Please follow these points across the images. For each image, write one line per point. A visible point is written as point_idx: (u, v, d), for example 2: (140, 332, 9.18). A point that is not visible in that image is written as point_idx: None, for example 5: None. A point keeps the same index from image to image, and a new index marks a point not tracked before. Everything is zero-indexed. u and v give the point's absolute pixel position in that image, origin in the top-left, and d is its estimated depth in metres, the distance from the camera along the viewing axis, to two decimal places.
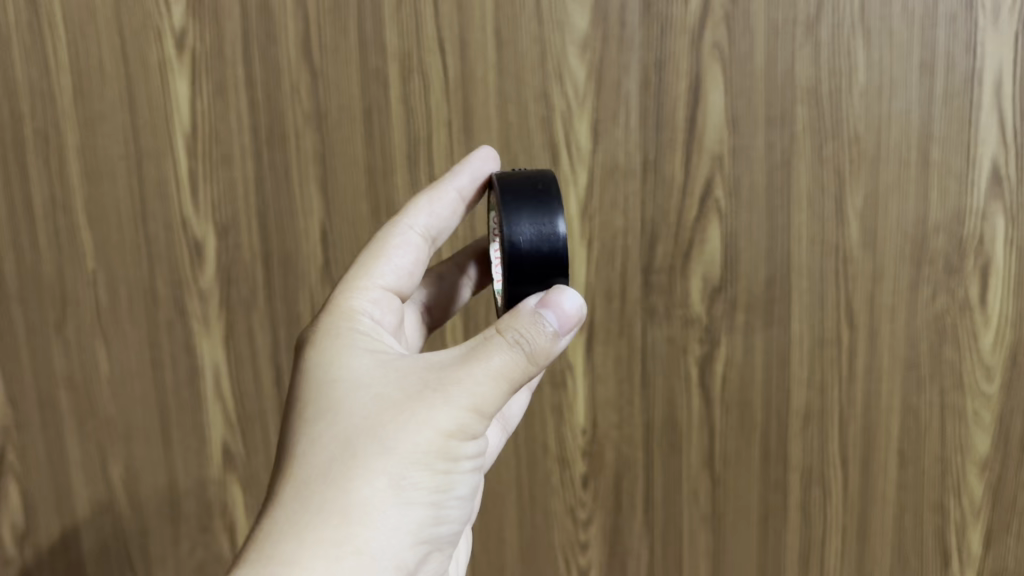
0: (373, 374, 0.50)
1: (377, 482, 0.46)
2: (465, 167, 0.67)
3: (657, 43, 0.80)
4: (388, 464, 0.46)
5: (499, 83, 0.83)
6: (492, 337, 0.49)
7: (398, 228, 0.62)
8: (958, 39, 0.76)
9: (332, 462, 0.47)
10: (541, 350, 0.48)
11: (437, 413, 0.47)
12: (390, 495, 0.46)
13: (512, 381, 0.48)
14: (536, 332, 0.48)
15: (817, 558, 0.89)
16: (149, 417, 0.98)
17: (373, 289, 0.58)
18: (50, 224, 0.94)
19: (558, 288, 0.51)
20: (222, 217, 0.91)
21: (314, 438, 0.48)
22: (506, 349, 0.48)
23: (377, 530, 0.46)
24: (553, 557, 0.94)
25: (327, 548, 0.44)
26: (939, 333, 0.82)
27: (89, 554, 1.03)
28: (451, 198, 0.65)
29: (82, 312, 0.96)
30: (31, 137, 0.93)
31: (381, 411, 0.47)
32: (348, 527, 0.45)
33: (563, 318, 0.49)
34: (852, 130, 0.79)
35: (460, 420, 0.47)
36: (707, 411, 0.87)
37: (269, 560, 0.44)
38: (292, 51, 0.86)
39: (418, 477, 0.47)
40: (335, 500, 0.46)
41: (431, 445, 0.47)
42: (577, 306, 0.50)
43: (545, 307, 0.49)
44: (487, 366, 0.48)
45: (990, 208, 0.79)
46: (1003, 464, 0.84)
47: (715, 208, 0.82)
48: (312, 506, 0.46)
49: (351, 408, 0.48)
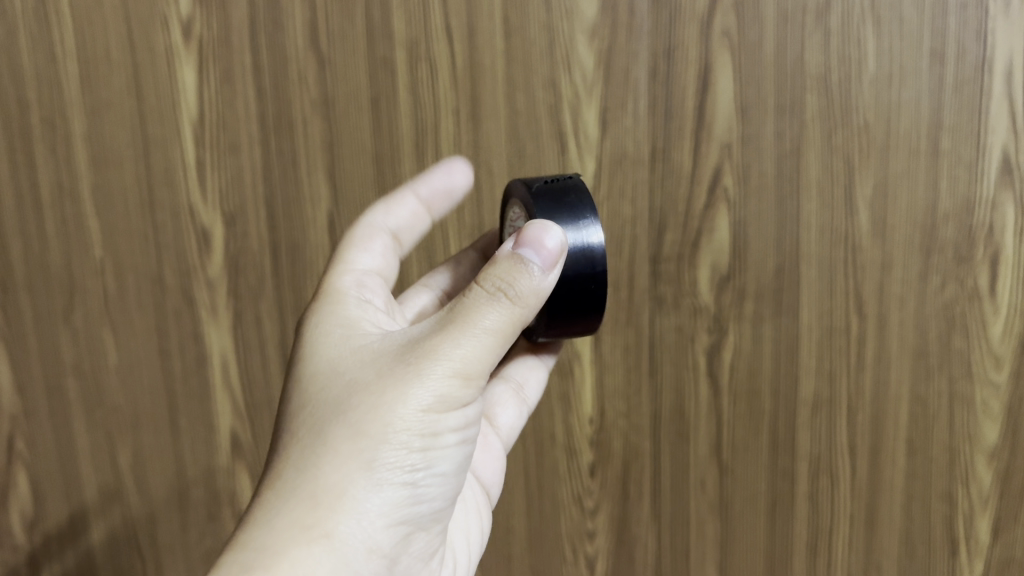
0: (350, 357, 0.53)
1: (348, 464, 0.48)
2: (430, 174, 0.73)
3: (666, 31, 0.79)
4: (358, 445, 0.48)
5: (508, 71, 0.83)
6: (469, 290, 0.51)
7: (362, 226, 0.68)
8: (969, 26, 0.75)
9: (306, 447, 0.49)
10: (524, 292, 0.50)
11: (409, 389, 0.49)
12: (362, 476, 0.48)
13: (494, 343, 0.50)
14: (519, 276, 0.50)
15: (825, 547, 0.89)
16: (157, 406, 0.99)
17: (355, 272, 0.64)
18: (57, 212, 0.95)
19: (539, 224, 0.52)
20: (229, 205, 0.91)
21: (294, 425, 0.51)
22: (479, 314, 0.50)
23: (349, 514, 0.48)
24: (560, 545, 0.94)
25: (301, 532, 0.46)
26: (948, 322, 0.81)
27: (98, 541, 1.04)
28: (412, 198, 0.71)
29: (90, 300, 0.97)
30: (38, 125, 0.93)
31: (354, 393, 0.50)
32: (318, 511, 0.47)
33: (543, 254, 0.51)
34: (862, 118, 0.78)
35: (431, 397, 0.49)
36: (715, 400, 0.87)
37: (244, 547, 0.46)
38: (299, 39, 0.85)
39: (389, 456, 0.49)
40: (307, 485, 0.48)
41: (403, 421, 0.49)
42: (560, 244, 0.52)
43: (523, 247, 0.51)
44: (471, 333, 0.50)
45: (999, 197, 0.78)
46: (1012, 454, 0.83)
47: (724, 196, 0.82)
48: (286, 491, 0.48)
49: (328, 392, 0.51)
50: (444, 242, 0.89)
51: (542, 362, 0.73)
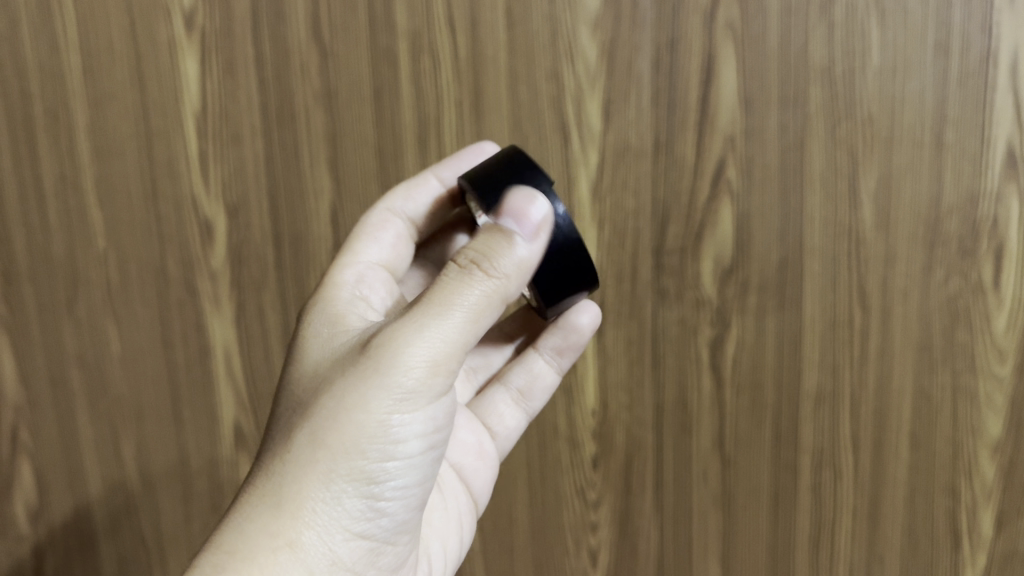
0: (324, 361, 0.55)
1: (308, 472, 0.50)
2: (454, 160, 0.73)
3: (669, 22, 0.79)
4: (318, 454, 0.50)
5: (510, 63, 0.82)
6: (435, 287, 0.52)
7: (378, 210, 0.71)
8: (973, 18, 0.74)
9: (275, 452, 0.52)
10: (499, 268, 0.52)
11: (368, 395, 0.50)
12: (322, 485, 0.50)
13: (456, 339, 0.51)
14: (496, 257, 0.52)
15: (827, 539, 0.89)
16: (160, 396, 0.99)
17: (360, 265, 0.67)
18: (61, 203, 0.95)
19: (525, 194, 0.55)
20: (232, 197, 0.91)
21: (271, 430, 0.54)
22: (454, 295, 0.51)
23: (312, 521, 0.50)
24: (564, 536, 0.94)
25: (265, 538, 0.49)
26: (952, 315, 0.81)
27: (102, 531, 1.04)
28: (431, 184, 0.73)
29: (93, 292, 0.97)
30: (42, 117, 0.93)
31: (319, 398, 0.52)
32: (279, 518, 0.50)
33: (524, 222, 0.54)
34: (866, 110, 0.78)
35: (395, 398, 0.51)
36: (718, 393, 0.87)
37: (214, 551, 0.50)
38: (302, 31, 0.85)
39: (347, 465, 0.51)
40: (270, 493, 0.50)
41: (362, 429, 0.50)
42: (544, 214, 0.55)
43: (506, 217, 0.54)
44: (438, 320, 0.50)
45: (1004, 189, 0.77)
46: (1016, 447, 0.82)
47: (727, 189, 0.82)
48: (256, 496, 0.51)
49: (301, 396, 0.54)
50: None
51: (554, 371, 0.76)
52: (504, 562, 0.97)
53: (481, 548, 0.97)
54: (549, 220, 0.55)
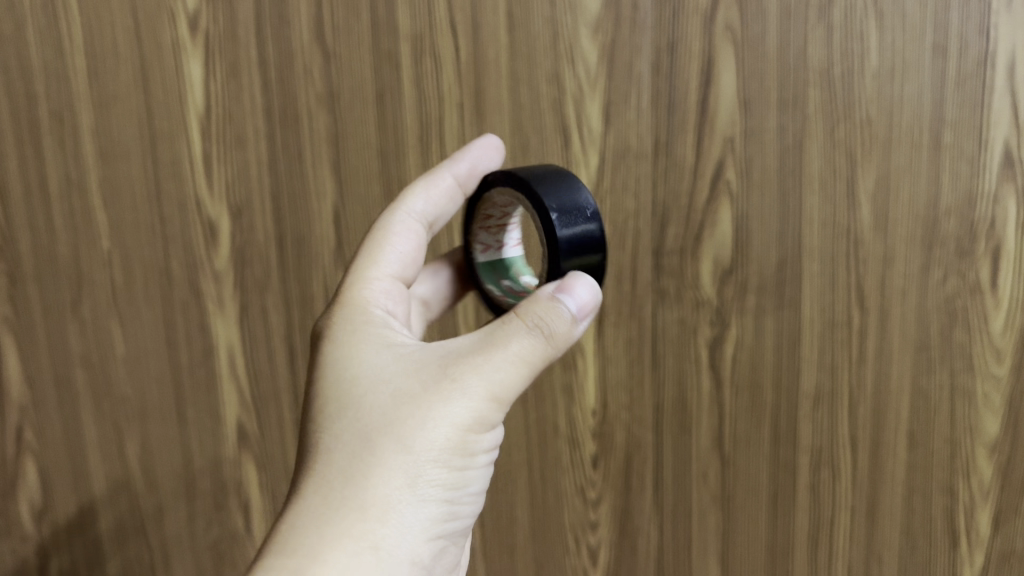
0: (388, 366, 0.53)
1: (394, 479, 0.50)
2: (466, 154, 0.70)
3: (670, 24, 0.80)
4: (404, 461, 0.50)
5: (512, 65, 0.83)
6: (511, 321, 0.52)
7: (397, 215, 0.64)
8: (971, 21, 0.75)
9: (349, 457, 0.50)
10: (560, 333, 0.52)
11: (452, 406, 0.51)
12: (407, 491, 0.50)
13: (532, 367, 0.52)
14: (556, 317, 0.52)
15: (825, 538, 0.89)
16: (164, 396, 1.00)
17: (381, 280, 0.61)
18: (65, 204, 0.96)
19: (575, 275, 0.56)
20: (235, 199, 0.92)
21: (332, 432, 0.51)
22: (527, 334, 0.52)
23: (394, 527, 0.50)
24: (564, 535, 0.95)
25: (350, 542, 0.48)
26: (950, 315, 0.81)
27: (106, 530, 1.05)
28: (448, 184, 0.68)
29: (97, 293, 0.98)
30: (47, 119, 0.94)
31: (395, 405, 0.51)
32: (364, 526, 0.49)
33: (581, 305, 0.54)
34: (864, 112, 0.78)
35: (476, 415, 0.51)
36: (717, 392, 0.88)
37: (290, 556, 0.47)
38: (305, 33, 0.86)
39: (432, 474, 0.51)
40: (355, 498, 0.49)
41: (446, 438, 0.50)
42: (591, 291, 0.55)
43: (562, 292, 0.54)
44: (510, 353, 0.51)
45: (1001, 190, 0.77)
46: (1013, 447, 0.83)
47: (726, 190, 0.82)
48: (331, 503, 0.49)
49: (365, 401, 0.52)
50: (449, 234, 0.90)
51: None
52: (506, 560, 0.98)
53: (482, 545, 0.98)
54: (597, 300, 0.55)
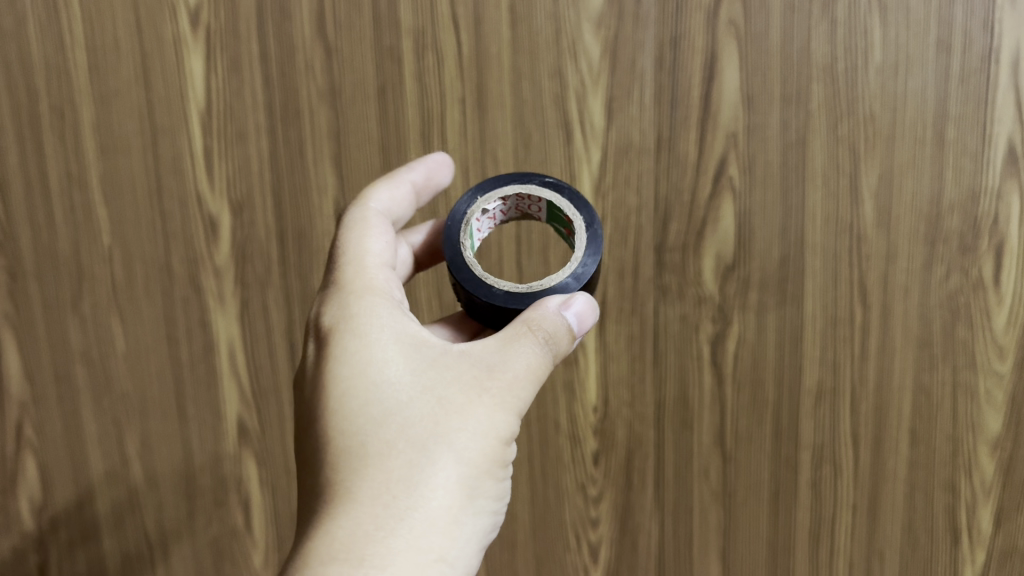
0: (425, 374, 0.53)
1: (452, 491, 0.50)
2: (420, 163, 0.72)
3: (672, 20, 0.80)
4: (458, 473, 0.51)
5: (514, 61, 0.83)
6: (524, 334, 0.54)
7: (364, 210, 0.64)
8: (975, 16, 0.76)
9: (402, 470, 0.50)
10: (565, 345, 0.55)
11: (495, 419, 0.52)
12: (464, 502, 0.51)
13: (541, 380, 0.54)
14: (563, 331, 0.55)
15: (826, 535, 0.89)
16: (165, 392, 0.99)
17: (380, 267, 0.59)
18: (66, 199, 0.95)
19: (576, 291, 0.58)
20: (236, 194, 0.92)
21: (380, 444, 0.51)
22: (540, 346, 0.54)
23: (455, 539, 0.51)
24: (565, 533, 0.94)
25: (417, 554, 0.49)
26: (952, 312, 0.81)
27: (106, 526, 1.05)
28: (406, 188, 0.69)
29: (98, 288, 0.97)
30: (47, 114, 0.94)
31: (442, 414, 0.51)
32: (426, 538, 0.49)
33: (584, 323, 0.56)
34: (868, 108, 0.78)
35: (513, 428, 0.53)
36: (719, 389, 0.87)
37: (358, 567, 0.48)
38: (307, 28, 0.86)
39: (484, 484, 0.52)
40: (417, 511, 0.49)
41: (491, 450, 0.52)
42: (590, 306, 0.57)
43: (567, 310, 0.56)
44: (531, 368, 0.54)
45: (1004, 186, 0.78)
46: (1015, 443, 0.83)
47: (729, 186, 0.82)
48: (392, 516, 0.49)
49: (410, 411, 0.51)
50: None
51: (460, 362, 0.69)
52: (506, 556, 0.97)
53: None
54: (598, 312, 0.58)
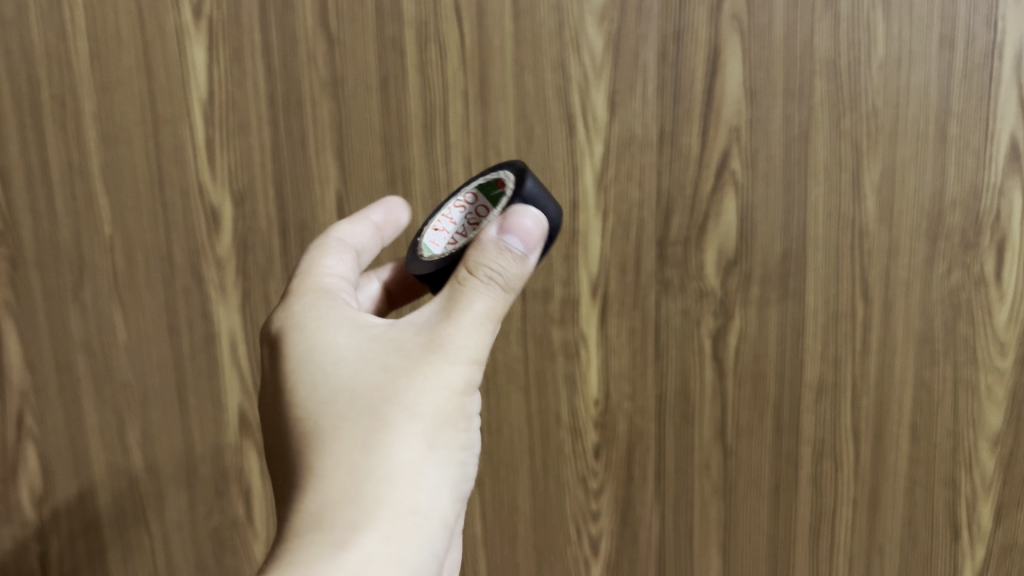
0: (370, 347, 0.53)
1: (412, 444, 0.50)
2: (384, 207, 0.73)
3: (676, 12, 0.79)
4: (415, 427, 0.50)
5: (517, 53, 0.83)
6: (464, 280, 0.53)
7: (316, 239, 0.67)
8: (979, 11, 0.75)
9: (358, 433, 0.50)
10: (513, 280, 0.54)
11: (445, 370, 0.52)
12: (427, 454, 0.51)
13: (491, 323, 0.54)
14: (507, 261, 0.53)
15: (827, 530, 0.89)
16: (165, 382, 0.99)
17: (329, 275, 0.61)
18: (68, 188, 0.95)
19: (518, 211, 0.56)
20: (238, 184, 0.91)
21: (333, 416, 0.51)
22: (485, 289, 0.53)
23: (424, 489, 0.50)
24: (565, 526, 0.95)
25: (388, 509, 0.49)
26: (954, 307, 0.81)
27: (107, 516, 1.05)
28: (366, 224, 0.70)
29: (99, 278, 0.97)
30: (48, 102, 0.94)
31: (389, 376, 0.51)
32: (395, 494, 0.49)
33: (527, 240, 0.55)
34: (871, 103, 0.78)
35: (467, 376, 0.53)
36: (720, 383, 0.87)
37: (330, 531, 0.47)
38: (309, 19, 0.86)
39: (445, 434, 0.52)
40: (381, 468, 0.49)
41: (447, 401, 0.52)
42: (536, 222, 0.56)
43: (506, 234, 0.54)
44: (473, 311, 0.53)
45: (1007, 182, 0.78)
46: (1016, 440, 0.83)
47: (731, 180, 0.82)
48: (356, 476, 0.49)
49: (358, 380, 0.51)
50: None
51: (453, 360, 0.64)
52: (506, 549, 0.97)
53: (482, 535, 0.97)
54: (541, 227, 0.56)
